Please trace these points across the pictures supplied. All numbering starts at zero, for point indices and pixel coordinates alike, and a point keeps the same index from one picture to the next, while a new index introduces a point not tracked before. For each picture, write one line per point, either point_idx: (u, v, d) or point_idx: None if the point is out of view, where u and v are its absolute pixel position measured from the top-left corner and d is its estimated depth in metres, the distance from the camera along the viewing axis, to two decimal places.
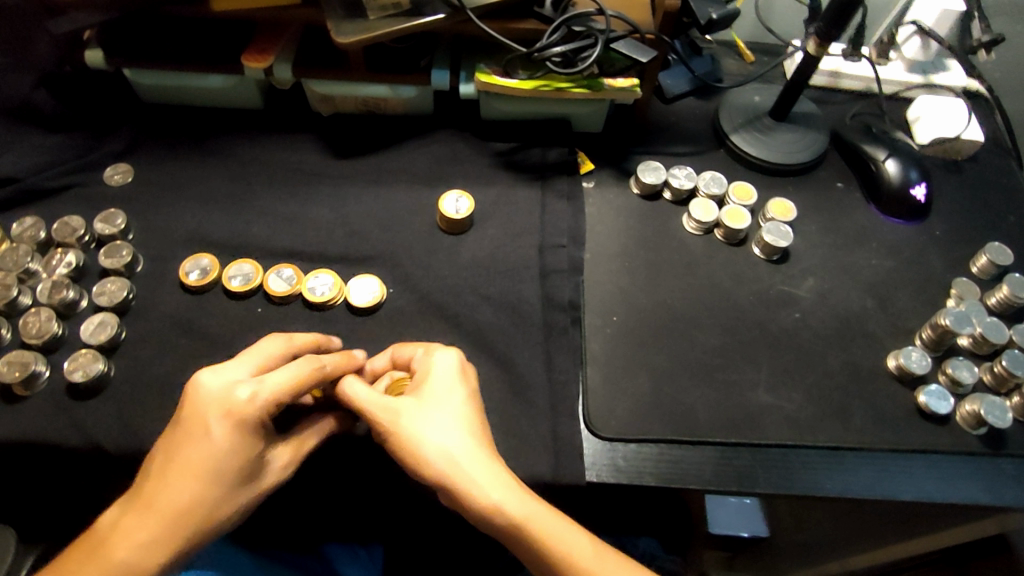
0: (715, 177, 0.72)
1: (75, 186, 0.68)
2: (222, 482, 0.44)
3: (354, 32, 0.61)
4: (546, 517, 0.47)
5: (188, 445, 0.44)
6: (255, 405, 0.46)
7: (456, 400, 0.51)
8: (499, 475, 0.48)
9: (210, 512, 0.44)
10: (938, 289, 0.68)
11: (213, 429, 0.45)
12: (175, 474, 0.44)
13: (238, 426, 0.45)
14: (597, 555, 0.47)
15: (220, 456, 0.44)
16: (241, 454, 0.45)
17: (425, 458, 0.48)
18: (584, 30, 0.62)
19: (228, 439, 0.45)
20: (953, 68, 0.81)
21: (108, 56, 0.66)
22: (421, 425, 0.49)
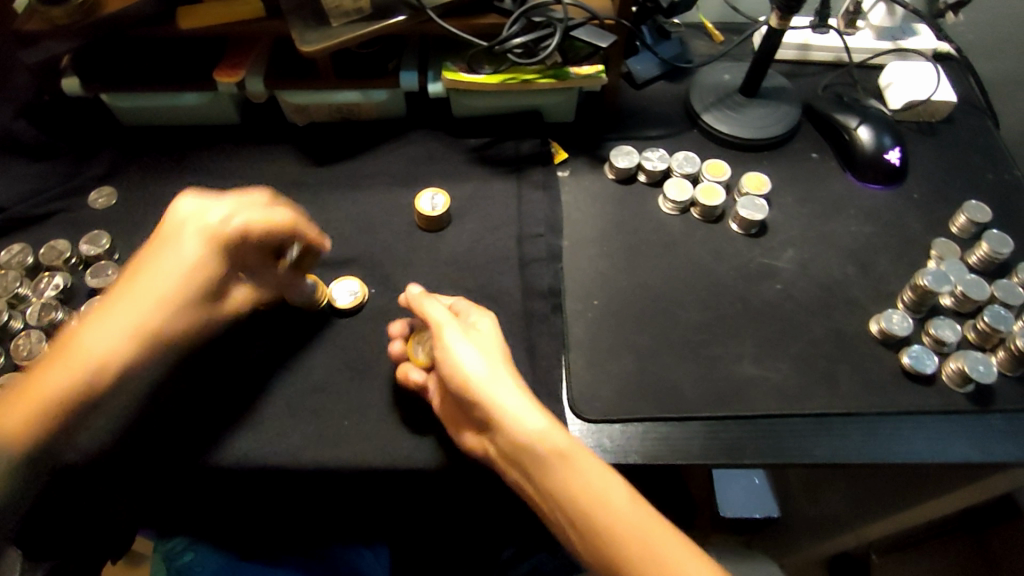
0: (687, 156, 0.72)
1: (61, 212, 0.69)
2: (177, 289, 0.51)
3: (318, 40, 0.62)
4: (578, 447, 0.50)
5: (156, 261, 0.51)
6: (219, 232, 0.52)
7: (492, 338, 0.56)
8: (536, 408, 0.51)
9: (161, 312, 0.50)
10: (919, 251, 0.68)
11: (178, 247, 0.51)
12: (142, 275, 0.50)
13: (198, 246, 0.51)
14: (634, 505, 0.47)
15: (178, 270, 0.51)
16: (200, 270, 0.52)
17: (469, 377, 0.52)
18: (544, 21, 0.63)
19: (189, 254, 0.51)
20: (923, 32, 0.80)
21: (84, 82, 0.67)
22: (467, 350, 0.53)
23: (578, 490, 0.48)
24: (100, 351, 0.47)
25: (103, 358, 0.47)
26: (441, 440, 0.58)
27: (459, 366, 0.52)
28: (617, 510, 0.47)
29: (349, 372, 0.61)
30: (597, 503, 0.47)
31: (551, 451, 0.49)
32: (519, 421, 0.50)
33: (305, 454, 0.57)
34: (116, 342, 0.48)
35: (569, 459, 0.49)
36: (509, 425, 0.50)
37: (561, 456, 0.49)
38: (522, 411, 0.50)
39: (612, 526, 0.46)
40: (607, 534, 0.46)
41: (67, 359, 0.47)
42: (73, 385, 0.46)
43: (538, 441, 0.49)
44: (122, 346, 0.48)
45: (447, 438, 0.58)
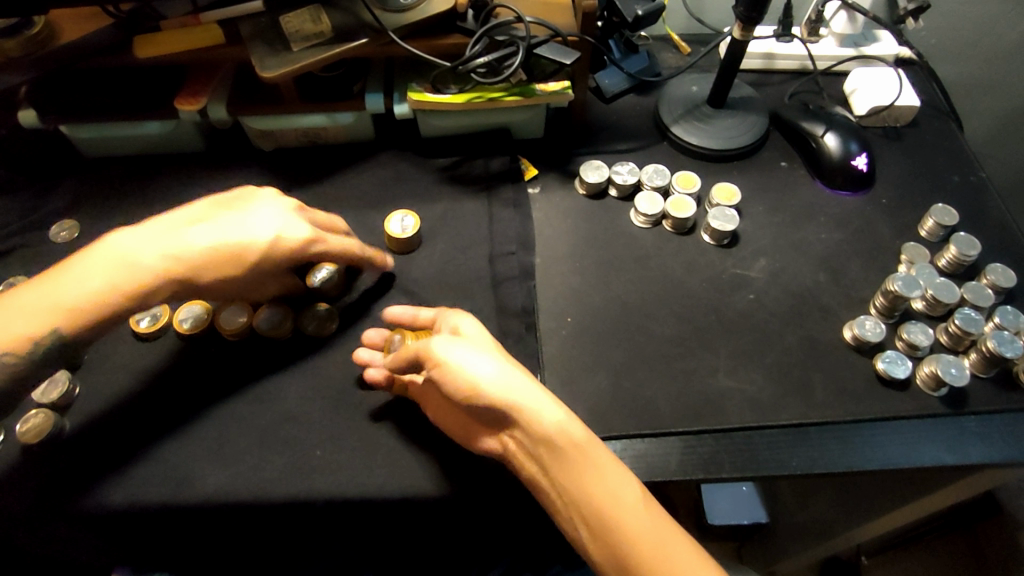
0: (657, 169, 0.72)
1: (20, 247, 0.68)
2: (218, 258, 0.55)
3: (278, 65, 0.61)
4: (594, 441, 0.49)
5: (220, 222, 0.56)
6: (280, 234, 0.57)
7: (484, 336, 0.54)
8: (556, 404, 0.50)
9: (187, 266, 0.54)
10: (889, 256, 0.69)
11: (240, 222, 0.56)
12: (200, 227, 0.55)
13: (260, 232, 0.56)
14: (645, 504, 0.48)
15: (233, 241, 0.55)
16: (244, 254, 0.56)
17: (487, 385, 0.49)
18: (506, 39, 0.63)
19: (251, 234, 0.56)
20: (883, 38, 0.81)
21: (41, 114, 0.66)
22: (474, 359, 0.51)
23: (596, 487, 0.48)
24: (134, 278, 0.52)
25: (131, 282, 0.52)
26: (416, 468, 0.57)
27: (470, 379, 0.50)
28: (630, 509, 0.48)
29: (321, 402, 0.60)
30: (611, 501, 0.48)
31: (574, 447, 0.48)
32: (540, 415, 0.48)
33: (277, 488, 0.56)
34: (148, 274, 0.53)
35: (587, 457, 0.49)
36: (531, 421, 0.48)
37: (582, 450, 0.48)
38: (541, 405, 0.49)
39: (624, 526, 0.47)
40: (623, 531, 0.47)
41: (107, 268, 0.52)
42: (97, 300, 0.52)
43: (563, 439, 0.48)
44: (155, 279, 0.53)
45: (424, 463, 0.57)
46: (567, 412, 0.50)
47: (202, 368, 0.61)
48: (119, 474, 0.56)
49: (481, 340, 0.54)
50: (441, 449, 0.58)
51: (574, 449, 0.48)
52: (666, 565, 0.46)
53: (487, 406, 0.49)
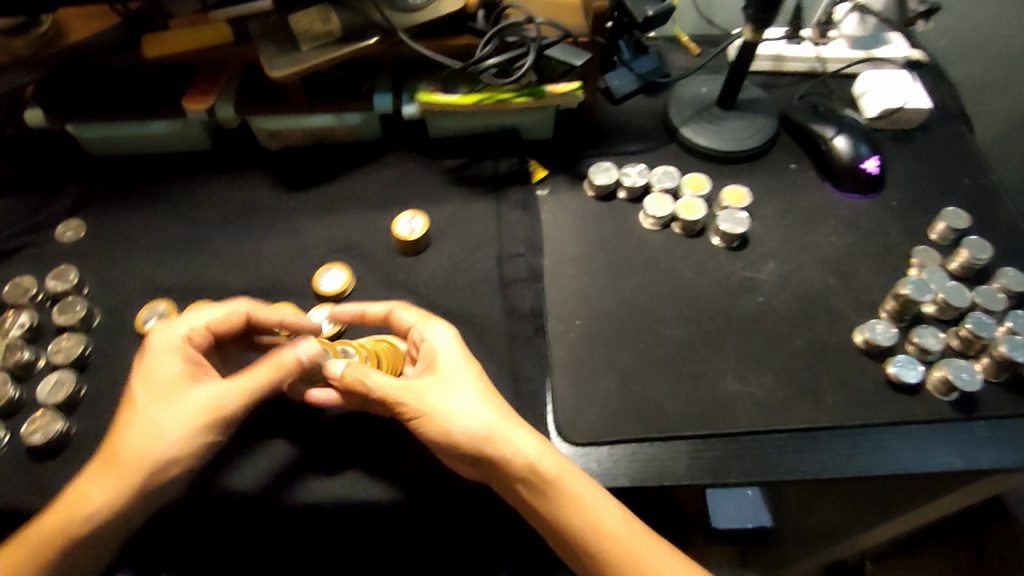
0: (667, 171, 0.72)
1: (27, 247, 0.67)
2: (190, 428, 0.50)
3: (288, 65, 0.61)
4: (569, 469, 0.51)
5: (135, 407, 0.50)
6: (208, 407, 0.51)
7: (458, 358, 0.55)
8: (527, 431, 0.52)
9: (160, 459, 0.49)
10: (899, 260, 0.68)
11: (147, 389, 0.51)
12: (141, 426, 0.49)
13: (184, 416, 0.50)
14: (630, 525, 0.50)
15: (175, 429, 0.49)
16: (191, 375, 0.52)
17: (468, 428, 0.52)
18: (518, 40, 0.62)
19: (182, 415, 0.50)
20: (894, 40, 0.81)
21: (47, 113, 0.66)
22: (455, 400, 0.53)
23: (579, 513, 0.50)
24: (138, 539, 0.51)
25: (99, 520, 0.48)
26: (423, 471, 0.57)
27: (447, 424, 0.52)
28: (613, 529, 0.50)
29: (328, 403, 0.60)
30: (595, 524, 0.50)
31: (551, 477, 0.50)
32: (510, 450, 0.51)
33: None
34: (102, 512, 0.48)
35: (567, 484, 0.51)
36: (504, 457, 0.51)
37: (557, 479, 0.51)
38: (512, 435, 0.52)
39: (611, 546, 0.50)
40: (603, 553, 0.50)
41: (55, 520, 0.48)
42: (63, 528, 0.47)
43: (537, 467, 0.51)
44: (120, 499, 0.48)
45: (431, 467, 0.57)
46: (537, 437, 0.52)
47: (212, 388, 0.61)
48: None
49: (449, 372, 0.55)
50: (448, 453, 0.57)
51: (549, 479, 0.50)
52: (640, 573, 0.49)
53: (468, 449, 0.51)
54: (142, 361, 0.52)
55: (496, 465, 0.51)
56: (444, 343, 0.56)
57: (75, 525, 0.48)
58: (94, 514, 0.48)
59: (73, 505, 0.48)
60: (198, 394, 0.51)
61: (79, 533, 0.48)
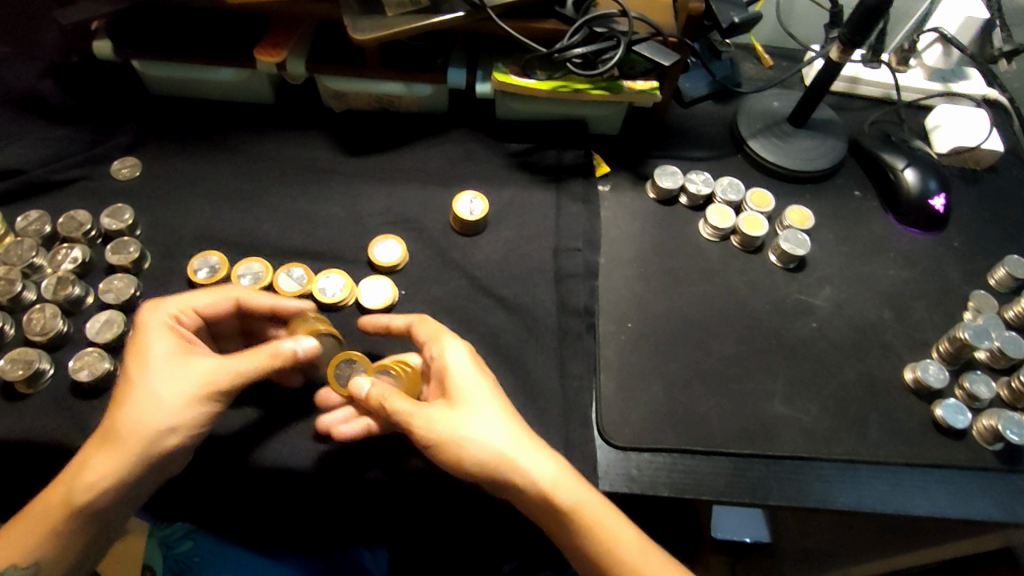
0: (732, 182, 0.71)
1: (82, 180, 0.67)
2: (184, 407, 0.48)
3: (371, 28, 0.59)
4: (590, 493, 0.49)
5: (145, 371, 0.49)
6: (203, 380, 0.49)
7: (473, 378, 0.53)
8: (545, 456, 0.50)
9: (151, 442, 0.47)
10: (955, 301, 0.68)
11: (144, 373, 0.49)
12: (137, 396, 0.48)
13: (183, 388, 0.49)
14: (643, 549, 0.48)
15: (172, 402, 0.48)
16: (184, 350, 0.51)
17: (482, 454, 0.49)
18: (606, 32, 0.61)
19: (182, 383, 0.49)
20: (973, 77, 0.80)
21: (116, 45, 0.65)
22: (469, 424, 0.50)
23: (596, 539, 0.48)
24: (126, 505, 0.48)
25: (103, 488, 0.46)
26: None
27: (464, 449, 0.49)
28: (628, 551, 0.48)
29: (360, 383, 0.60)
30: (612, 546, 0.48)
31: (566, 505, 0.48)
32: (529, 478, 0.48)
33: None
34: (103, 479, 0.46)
35: (584, 512, 0.48)
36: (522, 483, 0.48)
37: (577, 508, 0.48)
38: (531, 462, 0.49)
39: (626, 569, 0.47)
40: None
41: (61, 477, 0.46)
42: (60, 503, 0.46)
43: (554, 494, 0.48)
44: (108, 477, 0.46)
45: None
46: (555, 462, 0.49)
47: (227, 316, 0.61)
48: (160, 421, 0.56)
49: (467, 393, 0.52)
50: None
51: (567, 508, 0.48)
52: None
53: (483, 473, 0.49)
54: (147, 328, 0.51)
55: (511, 488, 0.49)
56: (460, 362, 0.54)
57: (77, 495, 0.46)
58: (85, 491, 0.46)
59: (74, 474, 0.46)
60: (188, 374, 0.49)
61: (81, 501, 0.46)
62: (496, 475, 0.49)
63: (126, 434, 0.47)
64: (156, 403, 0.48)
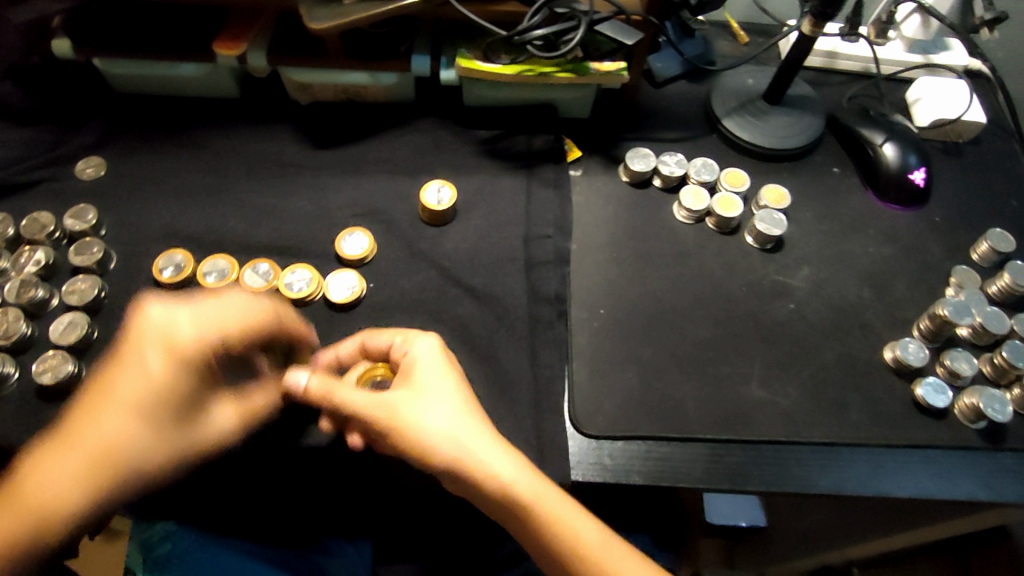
0: (706, 163, 0.69)
1: (46, 181, 0.66)
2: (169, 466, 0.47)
3: (328, 16, 0.58)
4: (550, 490, 0.48)
5: (167, 403, 0.46)
6: (194, 445, 0.49)
7: (436, 370, 0.52)
8: (504, 451, 0.49)
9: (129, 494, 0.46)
10: (937, 277, 0.66)
11: (131, 384, 0.45)
12: (123, 437, 0.45)
13: (173, 448, 0.47)
14: (606, 541, 0.48)
15: (141, 472, 0.45)
16: (176, 389, 0.46)
17: (441, 449, 0.48)
18: (567, 12, 0.59)
19: (191, 438, 0.48)
20: (955, 47, 0.77)
21: (76, 45, 0.63)
22: (427, 415, 0.49)
23: (555, 536, 0.47)
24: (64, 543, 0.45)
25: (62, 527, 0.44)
26: None
27: (420, 442, 0.49)
28: (591, 545, 0.47)
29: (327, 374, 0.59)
30: (573, 551, 0.47)
31: (527, 502, 0.47)
32: (487, 472, 0.47)
33: None
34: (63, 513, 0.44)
35: (543, 508, 0.47)
36: (481, 482, 0.47)
37: (536, 505, 0.47)
38: (487, 458, 0.48)
39: (589, 565, 0.47)
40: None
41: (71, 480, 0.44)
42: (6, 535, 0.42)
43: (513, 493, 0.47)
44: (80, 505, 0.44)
45: None
46: (515, 460, 0.48)
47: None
48: None
49: (427, 385, 0.51)
50: None
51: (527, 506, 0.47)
52: None
53: (444, 468, 0.49)
54: (164, 354, 0.45)
55: (469, 485, 0.48)
56: (426, 354, 0.53)
57: (39, 518, 0.43)
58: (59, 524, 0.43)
59: (29, 499, 0.43)
60: (187, 435, 0.48)
61: (47, 532, 0.43)
62: (454, 469, 0.48)
63: (121, 475, 0.45)
64: (131, 469, 0.45)
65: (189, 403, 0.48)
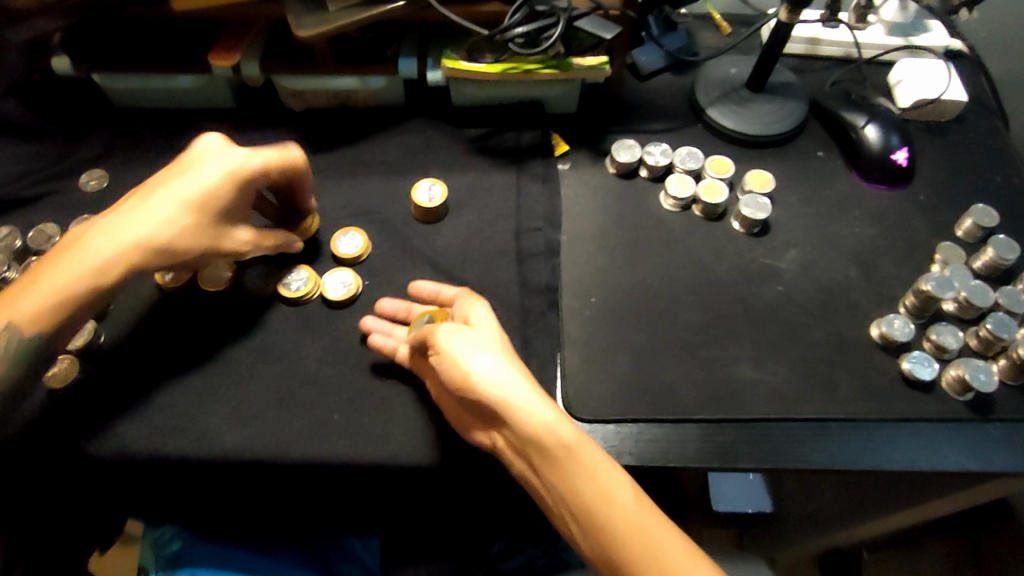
0: (691, 152, 0.70)
1: (51, 194, 0.68)
2: (206, 200, 0.53)
3: (314, 24, 0.60)
4: (585, 440, 0.48)
5: (215, 197, 0.53)
6: (214, 177, 0.53)
7: (488, 322, 0.53)
8: (544, 398, 0.49)
9: (156, 234, 0.52)
10: (923, 255, 0.67)
11: (191, 179, 0.53)
12: (172, 188, 0.53)
13: (206, 185, 0.53)
14: (637, 502, 0.46)
15: (169, 213, 0.52)
16: (215, 199, 0.54)
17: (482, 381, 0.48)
18: (547, 10, 0.61)
19: (222, 165, 0.54)
20: (935, 29, 0.78)
21: (75, 62, 0.66)
22: (473, 352, 0.50)
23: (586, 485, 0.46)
24: (100, 257, 0.51)
25: (104, 255, 0.51)
26: (432, 439, 0.57)
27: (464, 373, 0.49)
28: (620, 502, 0.46)
29: (327, 368, 0.61)
30: (602, 501, 0.46)
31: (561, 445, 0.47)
32: (526, 411, 0.47)
33: (295, 449, 0.57)
34: (108, 246, 0.51)
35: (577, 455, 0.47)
36: (518, 419, 0.47)
37: (569, 450, 0.47)
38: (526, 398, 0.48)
39: (617, 521, 0.45)
40: (614, 533, 0.45)
41: (118, 239, 0.51)
42: (62, 290, 0.51)
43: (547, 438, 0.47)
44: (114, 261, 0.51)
45: (442, 436, 0.58)
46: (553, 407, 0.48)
47: (195, 316, 0.62)
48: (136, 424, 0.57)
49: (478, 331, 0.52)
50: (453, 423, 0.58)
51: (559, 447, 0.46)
52: (648, 552, 0.44)
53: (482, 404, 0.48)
54: (221, 175, 0.53)
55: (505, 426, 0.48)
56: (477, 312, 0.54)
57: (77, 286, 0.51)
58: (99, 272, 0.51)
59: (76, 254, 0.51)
60: (212, 196, 0.53)
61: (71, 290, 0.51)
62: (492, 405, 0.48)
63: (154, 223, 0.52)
64: (162, 207, 0.52)
65: (220, 242, 0.56)
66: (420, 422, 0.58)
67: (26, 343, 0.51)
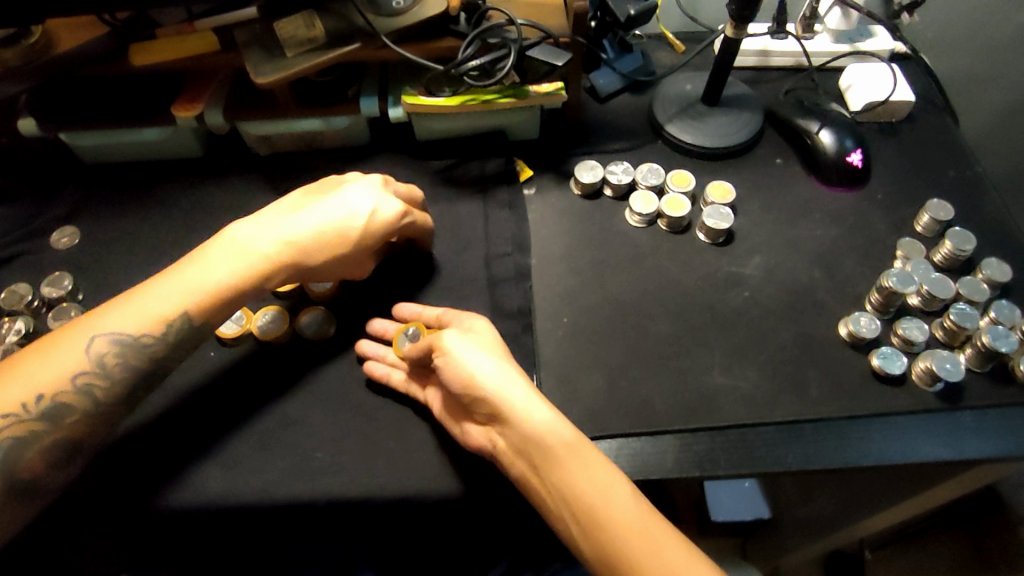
0: (652, 167, 0.73)
1: (23, 254, 0.69)
2: (347, 234, 0.59)
3: (273, 71, 0.61)
4: (583, 440, 0.50)
5: (372, 232, 0.59)
6: (366, 218, 0.59)
7: (488, 331, 0.56)
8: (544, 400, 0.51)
9: (304, 249, 0.57)
10: (884, 251, 0.69)
11: (340, 203, 0.59)
12: (327, 207, 0.59)
13: (354, 219, 0.59)
14: (632, 499, 0.47)
15: (316, 231, 0.58)
16: (362, 235, 0.59)
17: (478, 377, 0.51)
18: (498, 42, 0.64)
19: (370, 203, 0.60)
20: (879, 34, 0.81)
21: (40, 122, 0.66)
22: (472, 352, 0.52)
23: (585, 483, 0.47)
24: (263, 262, 0.56)
25: (269, 262, 0.56)
26: (414, 470, 0.58)
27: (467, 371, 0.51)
28: (617, 500, 0.47)
29: (305, 407, 0.61)
30: (601, 499, 0.47)
31: (561, 444, 0.49)
32: (528, 413, 0.49)
33: (276, 490, 0.57)
34: (275, 252, 0.56)
35: (576, 453, 0.49)
36: (517, 418, 0.49)
37: (568, 448, 0.49)
38: (525, 397, 0.50)
39: (614, 517, 0.46)
40: (611, 529, 0.46)
41: (278, 247, 0.56)
42: (221, 287, 0.55)
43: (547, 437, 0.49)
44: (268, 264, 0.56)
45: (423, 466, 0.58)
46: (552, 408, 0.51)
47: None
48: (117, 478, 0.56)
49: (482, 336, 0.55)
50: (435, 451, 0.58)
51: (559, 445, 0.48)
52: (647, 549, 0.45)
53: (482, 400, 0.51)
54: (392, 212, 0.60)
55: (505, 423, 0.50)
56: (477, 324, 0.57)
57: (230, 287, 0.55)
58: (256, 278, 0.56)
59: (240, 248, 0.56)
60: (354, 228, 0.59)
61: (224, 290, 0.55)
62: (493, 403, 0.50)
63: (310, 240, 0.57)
64: (312, 224, 0.58)
65: (350, 267, 0.61)
66: (401, 453, 0.58)
67: (190, 327, 0.54)
